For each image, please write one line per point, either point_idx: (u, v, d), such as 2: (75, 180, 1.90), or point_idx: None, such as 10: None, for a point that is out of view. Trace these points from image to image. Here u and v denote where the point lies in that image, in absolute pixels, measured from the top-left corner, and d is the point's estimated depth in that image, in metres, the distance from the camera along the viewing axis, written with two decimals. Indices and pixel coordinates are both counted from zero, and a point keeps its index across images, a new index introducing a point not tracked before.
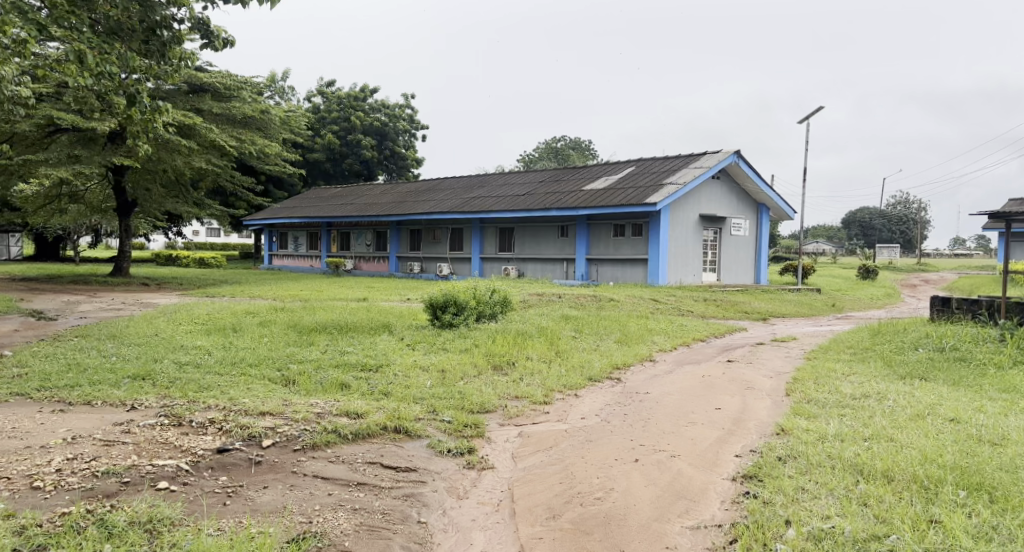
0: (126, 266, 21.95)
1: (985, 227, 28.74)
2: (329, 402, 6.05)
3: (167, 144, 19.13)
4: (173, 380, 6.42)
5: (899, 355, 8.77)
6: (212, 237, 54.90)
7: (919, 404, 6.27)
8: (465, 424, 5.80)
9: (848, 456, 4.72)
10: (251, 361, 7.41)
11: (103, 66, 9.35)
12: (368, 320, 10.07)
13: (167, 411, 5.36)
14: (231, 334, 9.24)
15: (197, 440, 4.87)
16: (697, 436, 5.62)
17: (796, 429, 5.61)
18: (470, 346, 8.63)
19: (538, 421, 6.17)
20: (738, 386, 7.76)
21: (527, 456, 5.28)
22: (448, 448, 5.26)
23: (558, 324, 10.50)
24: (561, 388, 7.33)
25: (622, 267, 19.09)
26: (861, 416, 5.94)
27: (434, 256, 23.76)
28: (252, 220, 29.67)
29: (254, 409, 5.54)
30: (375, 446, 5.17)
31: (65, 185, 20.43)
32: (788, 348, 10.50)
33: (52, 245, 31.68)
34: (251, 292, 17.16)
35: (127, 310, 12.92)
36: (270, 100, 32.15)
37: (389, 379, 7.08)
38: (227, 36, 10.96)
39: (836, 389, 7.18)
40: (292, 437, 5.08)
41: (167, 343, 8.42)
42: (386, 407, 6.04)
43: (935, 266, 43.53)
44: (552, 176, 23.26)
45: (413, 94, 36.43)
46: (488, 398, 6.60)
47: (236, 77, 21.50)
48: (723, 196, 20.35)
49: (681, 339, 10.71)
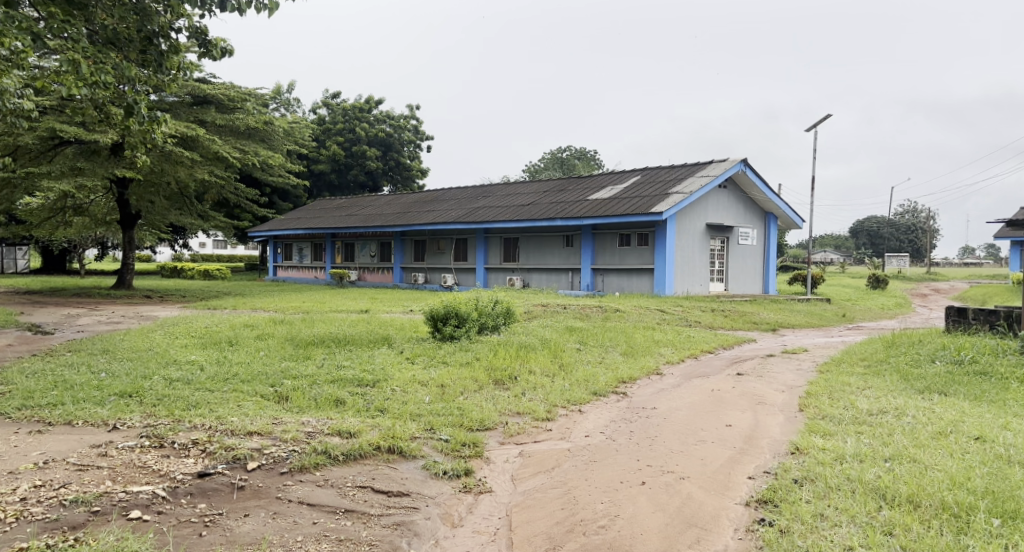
0: (129, 279, 21.78)
1: (997, 237, 28.39)
2: (322, 420, 5.80)
3: (169, 155, 18.92)
4: (161, 397, 6.17)
5: (915, 368, 8.48)
6: (220, 249, 54.84)
7: (940, 421, 5.98)
8: (463, 443, 5.53)
9: (870, 478, 4.44)
10: (244, 377, 7.15)
11: (98, 75, 9.06)
12: (368, 333, 9.83)
13: (149, 432, 5.12)
14: (227, 349, 8.99)
15: (177, 464, 4.63)
16: (707, 455, 5.34)
17: (812, 448, 5.33)
18: (471, 359, 8.36)
19: (540, 439, 5.91)
20: (749, 401, 7.47)
21: (527, 478, 5.02)
22: (444, 470, 4.99)
23: (563, 336, 10.22)
24: (565, 403, 7.05)
25: (628, 277, 18.82)
26: (880, 434, 5.65)
27: (439, 267, 23.53)
28: (256, 231, 29.52)
29: (241, 428, 5.29)
30: (366, 468, 4.91)
31: (68, 197, 20.31)
32: (799, 361, 10.19)
33: (57, 258, 31.57)
34: (254, 304, 16.90)
35: (125, 323, 12.66)
36: (275, 112, 32.08)
37: (387, 394, 6.82)
38: (226, 45, 10.74)
39: (851, 404, 6.88)
40: (280, 459, 4.83)
41: (160, 358, 8.18)
42: (381, 425, 5.77)
43: (944, 276, 42.95)
44: (558, 185, 23.05)
45: (418, 105, 36.33)
46: (489, 414, 6.34)
47: (240, 90, 21.36)
48: (730, 205, 20.09)
49: (689, 352, 10.44)
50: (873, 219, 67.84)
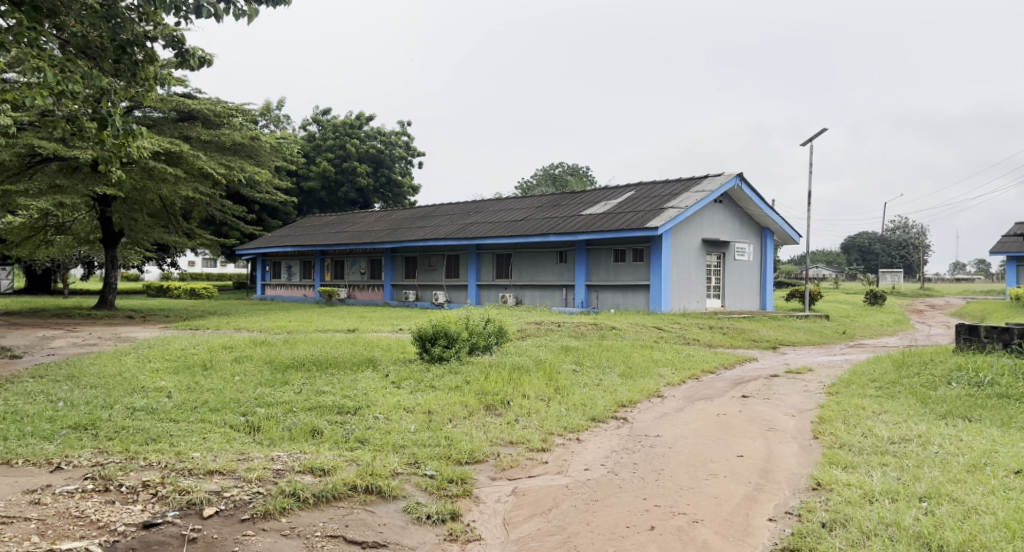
0: (110, 298, 21.09)
1: (992, 252, 28.09)
2: (295, 454, 5.28)
3: (151, 171, 18.29)
4: (119, 429, 5.64)
5: (931, 391, 7.96)
6: (209, 267, 54.40)
7: (970, 451, 5.48)
8: (450, 479, 5.00)
9: (910, 523, 3.94)
10: (214, 405, 6.61)
11: (66, 84, 8.45)
12: (352, 355, 9.28)
13: (94, 472, 4.59)
14: (200, 374, 8.41)
15: (120, 512, 4.12)
16: (720, 492, 4.83)
17: (835, 484, 4.83)
18: (460, 383, 7.81)
19: (535, 474, 5.37)
20: (758, 427, 6.97)
21: (521, 522, 4.49)
22: (427, 514, 4.44)
23: (558, 357, 9.70)
24: (561, 430, 6.53)
25: (623, 293, 18.35)
26: (908, 468, 5.14)
27: (430, 284, 23.00)
28: (244, 249, 28.94)
29: (201, 467, 4.75)
30: (341, 513, 4.37)
31: (49, 215, 19.77)
32: (805, 381, 9.67)
33: (41, 278, 30.89)
34: (237, 324, 16.31)
35: (101, 345, 12.09)
36: (264, 129, 31.65)
37: (368, 423, 6.27)
38: (204, 55, 10.26)
39: (870, 431, 6.38)
40: (241, 504, 4.30)
41: (127, 384, 7.63)
42: (358, 460, 5.24)
43: (939, 291, 42.41)
44: (551, 200, 22.61)
45: (409, 121, 35.97)
46: (479, 445, 5.80)
47: (226, 104, 20.73)
48: (725, 221, 19.66)
49: (689, 372, 9.92)
50: (864, 235, 67.37)
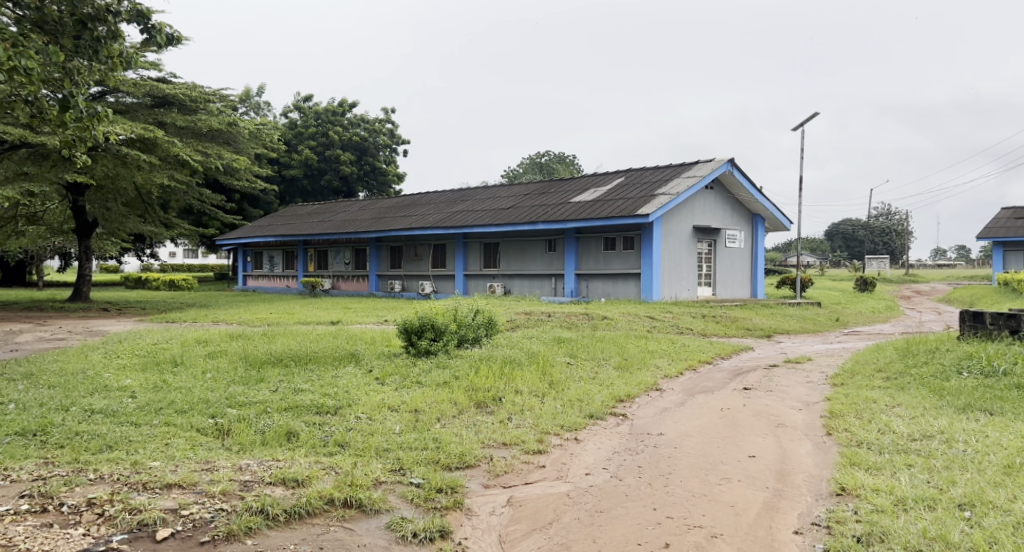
0: (84, 290, 20.34)
1: (982, 236, 27.85)
2: (266, 462, 4.78)
3: (124, 158, 17.50)
4: (73, 435, 5.13)
5: (944, 382, 7.55)
6: (190, 259, 53.49)
7: (1001, 449, 5.06)
8: (439, 488, 4.53)
9: (959, 539, 3.64)
10: (180, 406, 6.09)
11: (20, 60, 7.71)
12: (334, 349, 8.75)
13: (32, 489, 4.07)
14: (171, 370, 7.89)
15: (57, 539, 3.61)
16: (737, 500, 4.40)
17: (863, 489, 4.39)
18: (449, 378, 7.32)
19: (531, 480, 4.91)
20: (766, 423, 6.52)
21: (520, 540, 4.07)
22: (414, 533, 3.98)
23: (551, 349, 9.21)
24: (557, 430, 6.06)
25: (613, 282, 17.93)
26: (938, 469, 4.71)
27: (415, 274, 22.49)
28: (225, 239, 28.23)
29: (159, 480, 4.25)
30: (314, 532, 3.89)
31: (18, 205, 18.98)
32: (806, 371, 9.28)
33: (15, 270, 30.17)
34: (216, 316, 15.75)
35: (69, 339, 11.50)
36: (244, 116, 30.89)
37: (349, 424, 5.78)
38: (172, 34, 9.62)
39: (887, 427, 5.94)
40: (202, 523, 3.82)
41: (90, 383, 7.09)
42: (337, 467, 4.74)
43: (924, 277, 42.24)
44: (539, 188, 22.12)
45: (393, 108, 35.22)
46: (470, 447, 5.32)
47: (203, 90, 20.01)
48: (716, 206, 19.24)
49: (687, 363, 9.50)
50: (849, 222, 67.18)
